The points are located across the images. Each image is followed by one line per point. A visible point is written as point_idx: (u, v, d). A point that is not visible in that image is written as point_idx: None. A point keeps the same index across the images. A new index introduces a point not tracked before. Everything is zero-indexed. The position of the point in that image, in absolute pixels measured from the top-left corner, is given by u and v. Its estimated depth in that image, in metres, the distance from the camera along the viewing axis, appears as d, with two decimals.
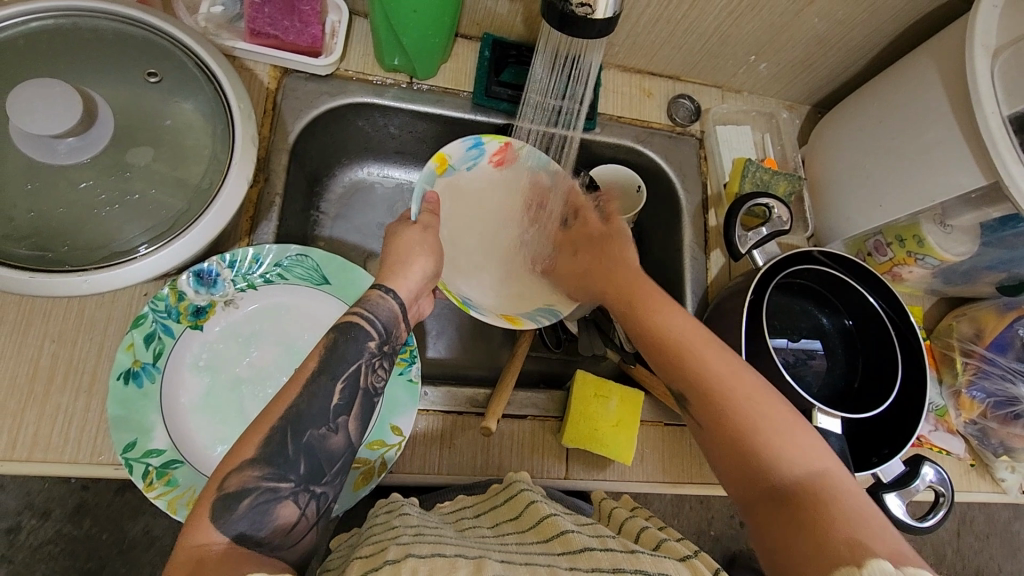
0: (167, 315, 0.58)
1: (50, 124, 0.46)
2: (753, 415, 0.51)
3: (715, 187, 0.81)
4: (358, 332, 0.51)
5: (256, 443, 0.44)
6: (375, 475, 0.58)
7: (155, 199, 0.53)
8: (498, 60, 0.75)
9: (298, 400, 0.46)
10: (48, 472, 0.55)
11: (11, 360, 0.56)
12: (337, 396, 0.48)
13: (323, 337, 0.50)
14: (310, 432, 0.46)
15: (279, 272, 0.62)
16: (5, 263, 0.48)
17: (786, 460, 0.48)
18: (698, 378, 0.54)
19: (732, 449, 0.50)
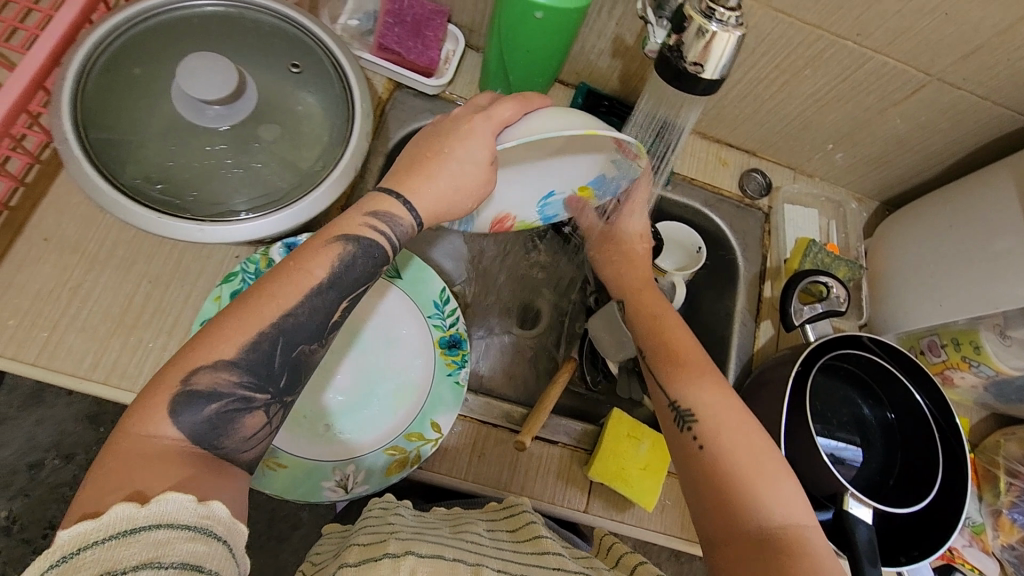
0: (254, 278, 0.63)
1: (208, 90, 0.53)
2: (755, 461, 0.54)
3: (774, 261, 0.83)
4: (369, 243, 0.50)
5: (238, 346, 0.43)
6: (409, 464, 0.60)
7: (274, 171, 0.59)
8: (589, 108, 0.80)
9: (289, 310, 0.45)
10: (117, 398, 0.59)
11: (110, 290, 0.62)
12: (334, 314, 0.48)
13: (326, 245, 0.48)
14: (299, 345, 0.46)
15: None
16: (141, 200, 0.54)
17: (769, 509, 0.51)
18: (710, 409, 0.58)
19: (716, 481, 0.54)
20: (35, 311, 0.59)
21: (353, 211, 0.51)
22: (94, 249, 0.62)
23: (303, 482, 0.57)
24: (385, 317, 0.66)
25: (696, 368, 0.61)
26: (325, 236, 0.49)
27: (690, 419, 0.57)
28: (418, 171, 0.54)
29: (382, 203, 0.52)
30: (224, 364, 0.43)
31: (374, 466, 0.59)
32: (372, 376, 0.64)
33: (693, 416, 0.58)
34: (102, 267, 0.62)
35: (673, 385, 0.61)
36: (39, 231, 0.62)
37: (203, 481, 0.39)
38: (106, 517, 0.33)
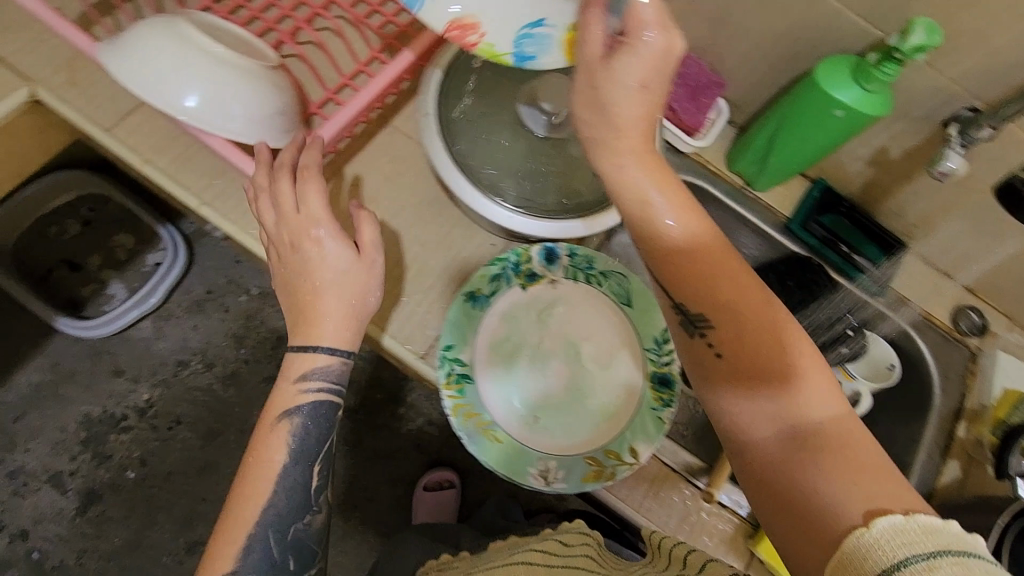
0: (512, 268, 0.69)
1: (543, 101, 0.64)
2: (752, 340, 0.45)
3: (974, 404, 0.81)
4: (308, 407, 0.61)
5: (234, 555, 0.57)
6: (602, 478, 0.63)
7: (573, 184, 0.65)
8: (826, 203, 0.84)
9: (265, 488, 0.58)
10: (376, 334, 0.68)
11: (392, 242, 0.71)
12: (314, 477, 0.61)
13: (263, 461, 0.59)
14: (293, 527, 0.60)
15: (599, 279, 0.70)
16: (472, 178, 0.63)
17: (807, 410, 0.42)
18: (712, 298, 0.46)
19: (748, 392, 0.44)
20: None
21: (285, 381, 0.62)
22: (387, 204, 0.72)
23: (514, 461, 0.63)
24: (607, 338, 0.70)
25: (712, 256, 0.47)
26: (269, 419, 0.61)
27: (703, 322, 0.47)
28: (311, 308, 0.61)
29: (291, 367, 0.61)
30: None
31: (573, 469, 0.64)
32: (577, 386, 0.68)
33: (706, 320, 0.46)
34: (389, 221, 0.72)
35: (665, 276, 0.48)
36: (350, 178, 0.72)
37: None
38: None
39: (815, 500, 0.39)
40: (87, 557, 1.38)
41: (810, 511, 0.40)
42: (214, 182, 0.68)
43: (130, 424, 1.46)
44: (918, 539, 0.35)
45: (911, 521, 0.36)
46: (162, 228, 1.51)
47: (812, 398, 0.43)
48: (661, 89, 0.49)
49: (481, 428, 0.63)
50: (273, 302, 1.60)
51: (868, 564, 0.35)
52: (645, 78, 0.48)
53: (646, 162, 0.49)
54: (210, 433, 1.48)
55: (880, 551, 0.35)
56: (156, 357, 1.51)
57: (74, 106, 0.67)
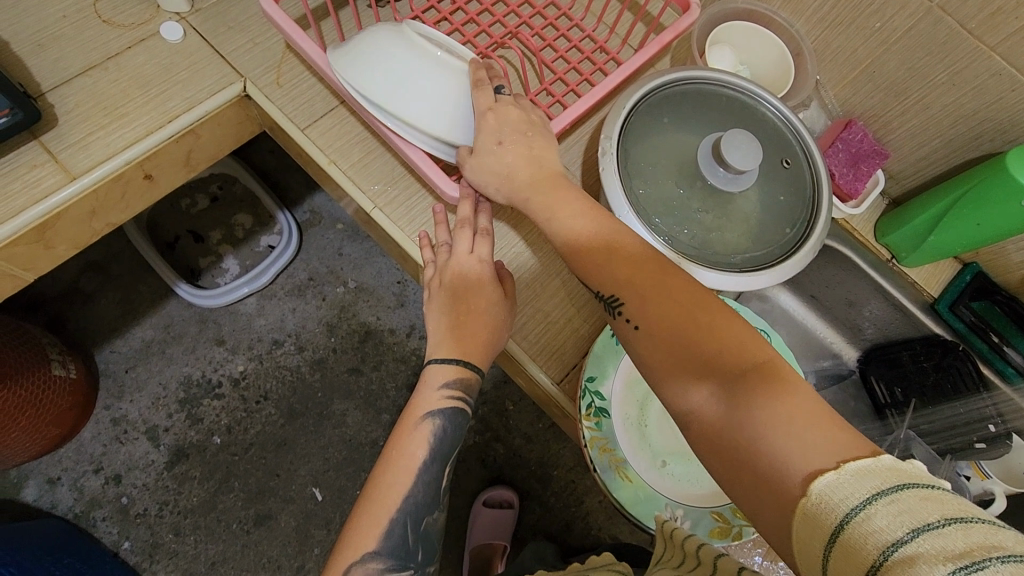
0: None
1: (734, 148, 0.62)
2: (680, 320, 0.51)
3: None
4: (448, 412, 0.65)
5: (376, 535, 0.60)
6: (729, 537, 0.63)
7: (734, 240, 0.66)
8: (979, 289, 0.80)
9: (406, 478, 0.62)
10: (515, 353, 0.71)
11: (541, 267, 0.74)
12: (442, 478, 0.65)
13: (405, 453, 0.63)
14: (424, 519, 0.63)
15: None
16: (642, 220, 0.65)
17: (720, 361, 0.49)
18: (627, 283, 0.55)
19: (679, 364, 0.50)
20: None
21: (425, 387, 0.66)
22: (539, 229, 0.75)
23: (643, 502, 0.64)
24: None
25: (633, 254, 0.56)
26: (412, 417, 0.65)
27: (615, 301, 0.55)
28: (472, 323, 0.65)
29: (431, 374, 0.65)
30: (369, 557, 0.59)
31: (700, 521, 0.64)
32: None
33: (619, 302, 0.55)
34: (539, 246, 0.74)
35: (594, 274, 0.57)
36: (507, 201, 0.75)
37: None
38: None
39: (754, 455, 0.43)
40: (166, 510, 1.46)
41: (763, 468, 0.43)
42: (390, 189, 0.74)
43: (222, 392, 1.55)
44: (853, 485, 0.36)
45: (846, 471, 0.38)
46: (281, 214, 1.61)
47: (736, 352, 0.49)
48: (522, 141, 0.65)
49: (614, 464, 0.65)
50: (367, 297, 1.66)
51: (819, 524, 0.37)
52: (499, 135, 0.64)
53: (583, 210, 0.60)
54: (292, 413, 1.55)
55: (827, 507, 0.37)
56: (255, 332, 1.61)
57: (279, 106, 0.76)
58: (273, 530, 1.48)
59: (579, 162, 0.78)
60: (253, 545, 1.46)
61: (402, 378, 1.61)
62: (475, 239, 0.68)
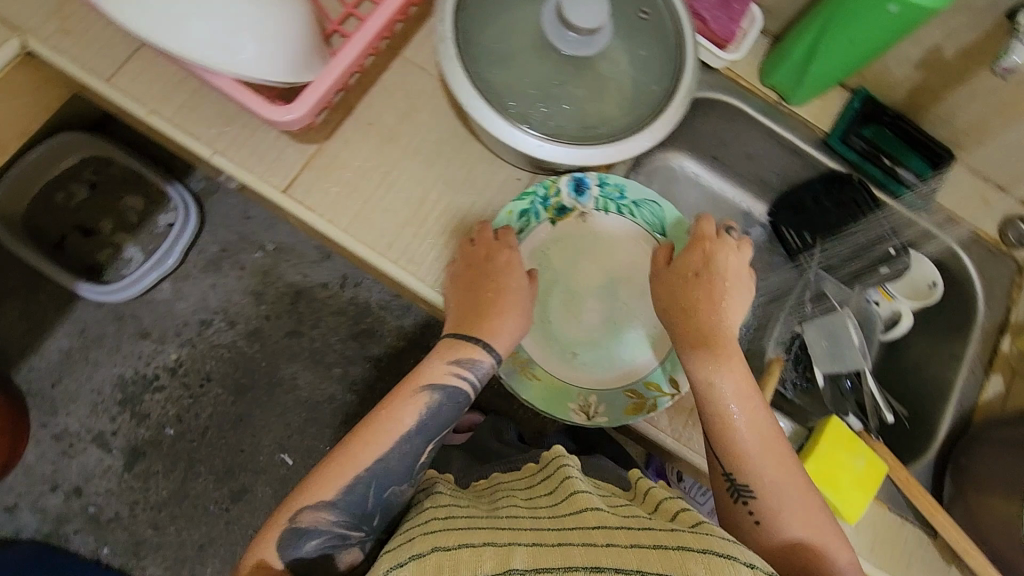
0: (541, 201, 0.67)
1: (579, 10, 0.55)
2: (793, 512, 0.55)
3: (1019, 318, 0.79)
4: (457, 394, 0.60)
5: (337, 489, 0.56)
6: (645, 411, 0.63)
7: (603, 109, 0.61)
8: (867, 114, 0.80)
9: (383, 445, 0.57)
10: (402, 279, 0.66)
11: (414, 182, 0.68)
12: (423, 456, 0.59)
13: (395, 413, 0.58)
14: (390, 487, 0.58)
15: (632, 210, 0.69)
16: (498, 106, 0.58)
17: (791, 542, 0.54)
18: (769, 479, 0.56)
19: (771, 546, 0.54)
20: (351, 186, 0.67)
21: (436, 357, 0.61)
22: (404, 142, 0.68)
23: (553, 398, 0.64)
24: (639, 269, 0.69)
25: (762, 437, 0.58)
26: (413, 383, 0.60)
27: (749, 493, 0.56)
28: (496, 309, 0.61)
29: (464, 348, 0.60)
30: (323, 505, 0.56)
31: (614, 403, 0.64)
32: (611, 320, 0.68)
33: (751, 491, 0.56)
34: (408, 161, 0.68)
35: (717, 436, 0.58)
36: (364, 117, 0.68)
37: None
38: None
39: None
40: (138, 509, 1.44)
41: None
42: (226, 129, 0.66)
43: (162, 384, 1.49)
44: None
45: None
46: (172, 188, 1.48)
47: (822, 559, 0.53)
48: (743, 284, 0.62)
49: (519, 367, 0.65)
50: (289, 256, 1.58)
51: None
52: (699, 275, 0.62)
53: (717, 295, 0.61)
54: (240, 389, 1.51)
55: None
56: (178, 317, 1.52)
57: (73, 58, 0.65)
58: (251, 503, 1.48)
59: (434, 59, 0.70)
60: (235, 521, 1.46)
61: (345, 330, 1.56)
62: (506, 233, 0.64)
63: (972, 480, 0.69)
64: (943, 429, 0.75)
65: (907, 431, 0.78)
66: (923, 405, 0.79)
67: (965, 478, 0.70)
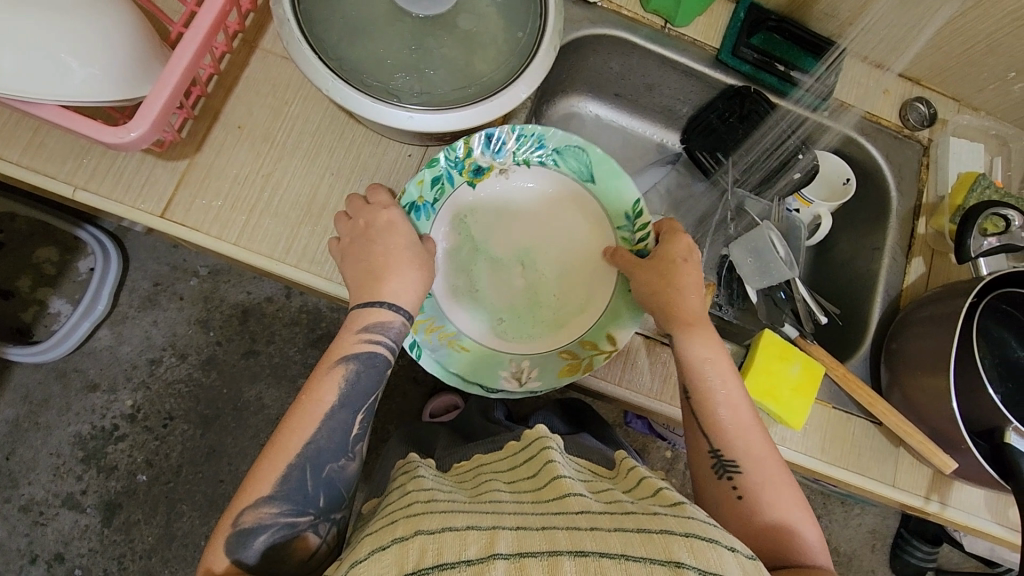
0: (454, 166, 0.65)
1: None
2: (772, 491, 0.55)
3: (931, 197, 0.80)
4: (377, 359, 0.58)
5: (272, 483, 0.53)
6: (580, 371, 0.64)
7: (472, 66, 0.58)
8: (754, 22, 0.78)
9: (311, 433, 0.54)
10: (306, 281, 0.63)
11: (298, 178, 0.64)
12: (354, 426, 0.56)
13: (322, 393, 0.56)
14: (328, 465, 0.55)
15: (555, 159, 0.67)
16: (358, 85, 0.55)
17: (768, 521, 0.54)
18: (750, 457, 0.56)
19: (747, 524, 0.54)
20: (234, 196, 0.63)
21: (346, 329, 0.58)
22: (281, 139, 0.65)
23: (484, 368, 0.65)
24: (562, 225, 0.69)
25: (744, 415, 0.58)
26: (328, 359, 0.57)
27: (731, 470, 0.56)
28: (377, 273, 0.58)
29: (370, 312, 0.58)
30: (263, 500, 0.52)
31: (548, 365, 0.65)
32: (541, 281, 0.68)
33: (733, 469, 0.56)
34: (289, 158, 0.64)
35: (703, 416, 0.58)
36: (233, 120, 0.64)
37: None
38: None
39: None
40: (127, 561, 1.41)
41: None
42: (85, 160, 0.61)
43: (123, 433, 1.44)
44: None
45: None
46: (84, 230, 1.40)
47: (795, 537, 0.53)
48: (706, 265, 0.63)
49: (447, 340, 0.65)
50: (227, 277, 1.52)
51: None
52: (686, 257, 0.62)
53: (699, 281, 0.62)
54: (206, 420, 1.47)
55: None
56: (125, 362, 1.47)
57: None
58: None
59: None
60: None
61: (302, 339, 1.51)
62: (375, 196, 0.62)
63: (905, 362, 0.70)
64: (874, 318, 0.76)
65: (842, 326, 0.80)
66: (854, 299, 0.80)
67: (898, 363, 0.71)
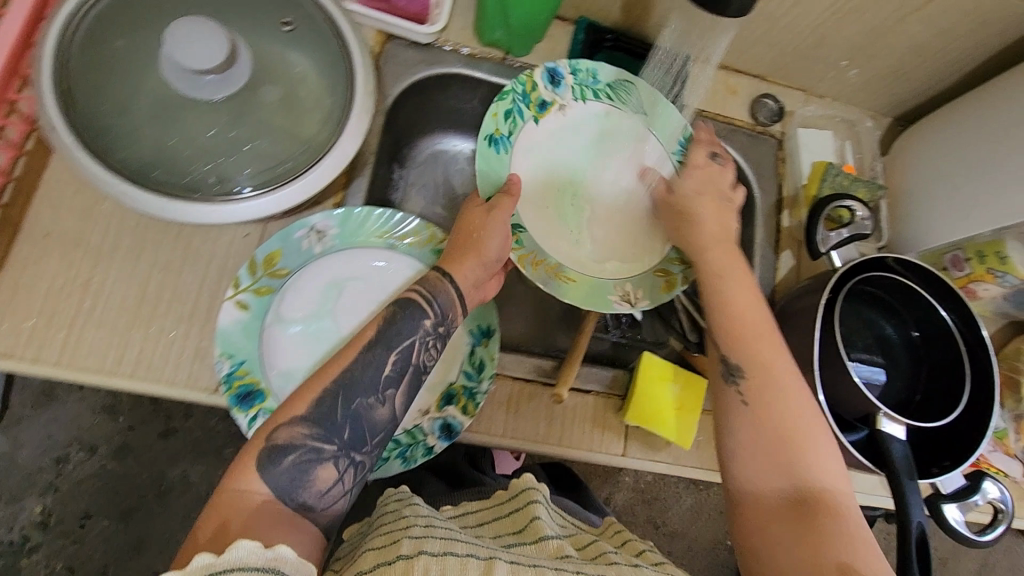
0: (521, 99, 0.70)
1: (201, 59, 0.48)
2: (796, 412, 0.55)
3: (791, 189, 0.82)
4: (415, 309, 0.55)
5: (308, 403, 0.48)
6: (678, 285, 0.70)
7: (287, 139, 0.56)
8: (592, 44, 0.77)
9: (352, 365, 0.50)
10: (147, 390, 0.58)
11: (121, 281, 0.60)
12: (387, 367, 0.52)
13: (383, 311, 0.54)
14: (357, 400, 0.50)
15: (607, 93, 0.74)
16: (177, 193, 0.51)
17: (807, 460, 0.52)
18: (770, 374, 0.56)
19: (769, 441, 0.53)
20: (49, 310, 0.57)
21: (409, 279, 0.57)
22: (96, 241, 0.60)
23: (593, 296, 0.68)
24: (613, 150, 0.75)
25: (770, 332, 0.59)
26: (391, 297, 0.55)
27: (738, 376, 0.57)
28: (469, 249, 0.60)
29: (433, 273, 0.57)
30: (297, 420, 0.48)
31: (648, 284, 0.70)
32: (611, 215, 0.74)
33: (739, 375, 0.57)
34: (108, 259, 0.60)
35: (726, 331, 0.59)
36: (38, 226, 0.59)
37: (258, 530, 0.42)
38: (189, 568, 0.36)
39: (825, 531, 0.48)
40: None
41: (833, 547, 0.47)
42: None
43: (35, 544, 1.24)
44: None
45: None
46: None
47: (818, 468, 0.52)
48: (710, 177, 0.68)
49: (553, 273, 0.68)
50: None
51: None
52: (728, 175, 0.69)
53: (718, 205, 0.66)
54: (126, 513, 1.28)
55: None
56: (23, 471, 1.27)
57: None
58: None
59: None
60: None
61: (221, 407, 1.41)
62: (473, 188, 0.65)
63: None
64: None
65: None
66: None
67: None
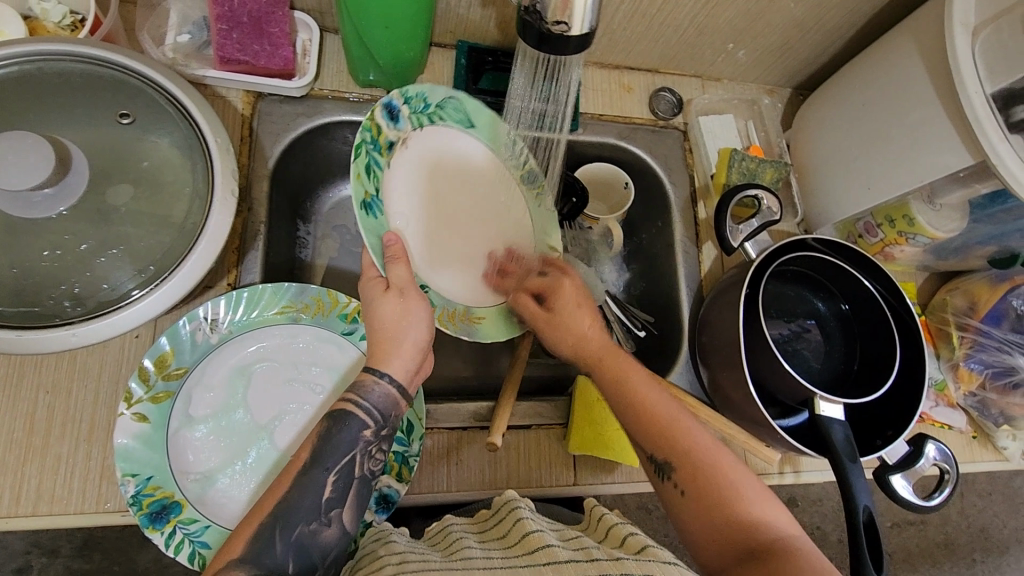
0: (372, 147, 0.57)
1: (26, 178, 0.44)
2: (725, 483, 0.49)
3: (702, 179, 0.81)
4: (353, 422, 0.50)
5: (244, 540, 0.43)
6: None
7: (149, 236, 0.52)
8: (474, 68, 0.73)
9: (288, 493, 0.46)
10: (55, 524, 0.54)
11: (7, 413, 0.55)
12: (329, 488, 0.47)
13: (318, 425, 0.49)
14: (299, 527, 0.45)
15: (437, 113, 0.63)
16: (54, 320, 0.48)
17: (753, 523, 0.46)
18: (685, 453, 0.51)
19: (711, 514, 0.48)
20: None
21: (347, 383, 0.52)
22: None
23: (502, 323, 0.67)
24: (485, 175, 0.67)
25: (671, 413, 0.54)
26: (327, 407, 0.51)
27: (667, 467, 0.51)
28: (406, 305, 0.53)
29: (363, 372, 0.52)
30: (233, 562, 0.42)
31: None
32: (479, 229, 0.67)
33: (669, 466, 0.51)
34: None
35: (640, 429, 0.54)
36: None
37: None
38: None
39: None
40: None
41: None
42: None
43: None
44: None
45: None
46: None
47: (766, 529, 0.46)
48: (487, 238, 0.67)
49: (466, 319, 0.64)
50: None
51: None
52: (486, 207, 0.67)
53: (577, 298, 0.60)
54: None
55: None
56: None
57: None
58: None
59: None
60: None
61: None
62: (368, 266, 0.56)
63: (714, 356, 0.70)
64: (684, 313, 0.77)
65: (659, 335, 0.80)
66: (665, 299, 0.80)
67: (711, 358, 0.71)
